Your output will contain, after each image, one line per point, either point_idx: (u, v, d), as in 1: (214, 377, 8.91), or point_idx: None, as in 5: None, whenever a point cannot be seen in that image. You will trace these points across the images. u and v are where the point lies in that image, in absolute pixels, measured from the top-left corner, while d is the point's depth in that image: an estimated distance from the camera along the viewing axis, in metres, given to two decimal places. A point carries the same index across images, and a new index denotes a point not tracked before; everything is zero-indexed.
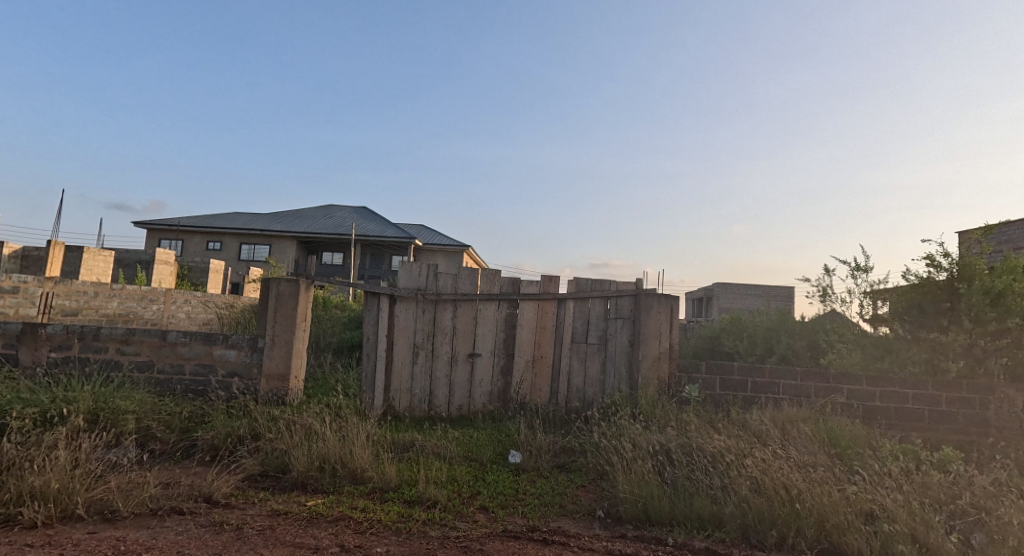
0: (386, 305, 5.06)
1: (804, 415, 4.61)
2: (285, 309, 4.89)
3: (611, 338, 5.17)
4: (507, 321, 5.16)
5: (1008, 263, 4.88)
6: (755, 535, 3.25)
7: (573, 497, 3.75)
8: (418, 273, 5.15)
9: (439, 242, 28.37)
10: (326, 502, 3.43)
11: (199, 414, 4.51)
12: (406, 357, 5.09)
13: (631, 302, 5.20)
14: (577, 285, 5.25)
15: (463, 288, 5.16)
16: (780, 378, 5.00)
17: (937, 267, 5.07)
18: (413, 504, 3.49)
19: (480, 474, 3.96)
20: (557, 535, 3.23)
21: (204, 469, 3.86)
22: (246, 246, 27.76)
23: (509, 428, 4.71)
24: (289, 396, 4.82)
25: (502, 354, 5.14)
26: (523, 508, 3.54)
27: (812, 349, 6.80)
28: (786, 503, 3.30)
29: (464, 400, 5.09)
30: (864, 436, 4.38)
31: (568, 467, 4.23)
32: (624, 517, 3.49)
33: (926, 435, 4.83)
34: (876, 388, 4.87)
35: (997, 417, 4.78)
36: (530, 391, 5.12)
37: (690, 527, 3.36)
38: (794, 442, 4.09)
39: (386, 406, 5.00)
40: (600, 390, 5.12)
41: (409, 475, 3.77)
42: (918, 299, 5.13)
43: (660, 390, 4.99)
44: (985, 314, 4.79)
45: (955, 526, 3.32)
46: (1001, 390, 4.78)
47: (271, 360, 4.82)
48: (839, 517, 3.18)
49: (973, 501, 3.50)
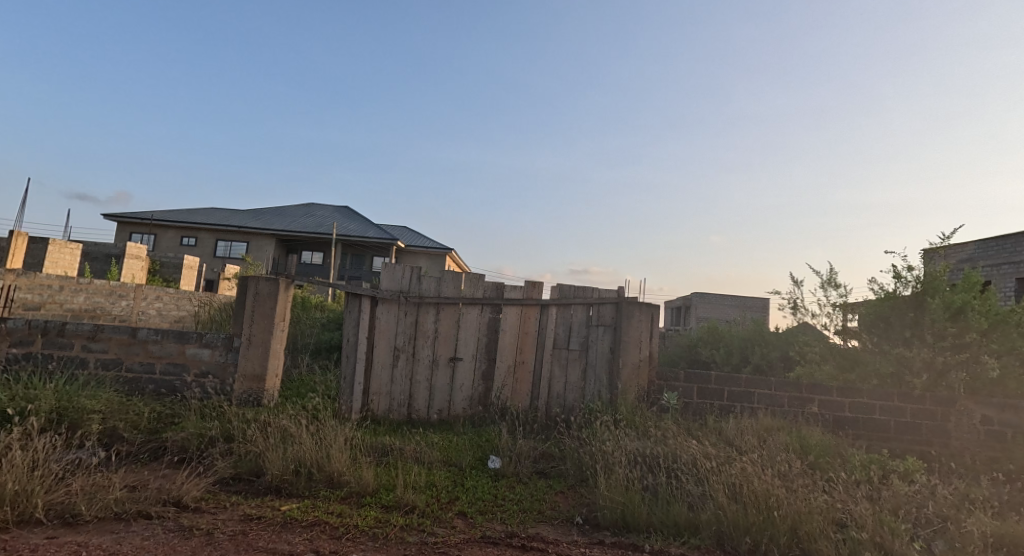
0: (367, 306, 5.06)
1: (778, 425, 4.71)
2: (263, 308, 4.86)
3: (593, 344, 5.24)
4: (489, 326, 5.20)
5: (967, 281, 5.22)
6: (730, 542, 3.33)
7: (551, 504, 3.79)
8: (401, 274, 5.16)
9: (422, 245, 28.33)
10: (302, 507, 3.43)
11: (169, 415, 4.47)
12: (387, 360, 5.08)
13: (612, 309, 5.27)
14: (560, 292, 5.28)
15: (446, 291, 5.19)
16: (755, 387, 5.09)
17: (904, 282, 5.31)
18: (391, 509, 3.50)
19: (459, 480, 3.97)
20: (535, 541, 3.26)
21: (173, 472, 3.82)
22: (222, 244, 27.41)
23: (490, 433, 4.73)
24: (265, 397, 4.79)
25: (483, 359, 5.17)
26: (502, 514, 3.57)
27: (785, 360, 6.99)
28: (761, 512, 3.38)
29: (444, 404, 5.09)
30: (834, 445, 4.49)
31: (547, 474, 4.26)
32: (602, 523, 3.54)
33: (892, 446, 4.94)
34: (845, 399, 4.98)
35: (958, 429, 4.90)
36: (510, 396, 5.15)
37: (667, 534, 3.42)
38: (768, 450, 4.19)
39: (365, 408, 4.99)
40: (581, 396, 5.18)
41: (387, 480, 3.78)
42: (884, 312, 5.34)
43: (639, 397, 5.07)
44: (946, 328, 5.03)
45: (919, 533, 3.41)
46: (962, 403, 4.91)
47: (247, 361, 4.79)
48: (811, 525, 3.25)
49: (937, 510, 3.61)
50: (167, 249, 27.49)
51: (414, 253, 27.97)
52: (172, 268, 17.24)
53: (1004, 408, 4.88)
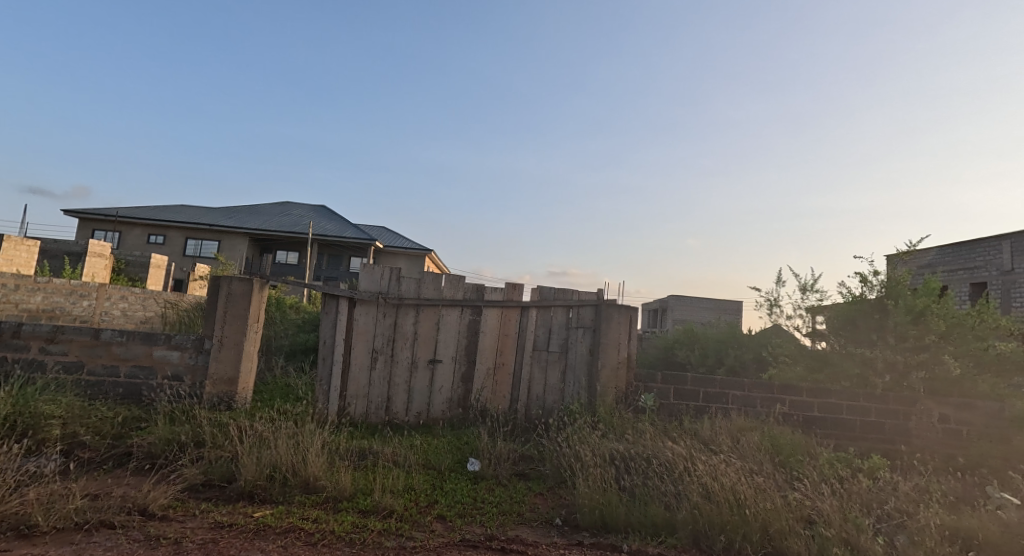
0: (345, 307, 5.07)
1: (751, 426, 4.84)
2: (236, 308, 4.84)
3: (572, 346, 5.32)
4: (469, 328, 5.24)
5: (928, 286, 5.42)
6: (705, 540, 3.42)
7: (530, 505, 3.85)
8: (380, 275, 5.19)
9: (402, 246, 28.21)
10: (275, 513, 3.43)
11: (136, 419, 4.42)
12: (365, 362, 5.10)
13: (592, 311, 5.36)
14: (540, 294, 5.36)
15: (426, 293, 5.22)
16: (730, 388, 5.22)
17: (869, 286, 5.50)
18: (368, 514, 3.53)
19: (438, 483, 4.02)
20: (514, 543, 3.32)
21: (139, 479, 3.79)
22: (192, 243, 26.91)
23: (469, 436, 4.78)
24: (237, 399, 4.77)
25: (463, 361, 5.21)
26: (481, 517, 3.62)
27: (758, 361, 7.17)
28: (734, 509, 3.49)
29: (422, 406, 5.12)
30: (804, 444, 4.65)
31: (527, 476, 4.34)
32: (581, 524, 3.61)
33: (858, 444, 5.08)
34: (815, 399, 5.13)
35: (918, 427, 5.07)
36: (489, 398, 5.20)
37: (645, 534, 3.50)
38: (742, 450, 4.33)
39: (342, 411, 5.00)
40: (560, 398, 5.25)
41: (364, 484, 3.81)
42: (852, 315, 5.52)
43: (618, 399, 5.16)
44: (907, 331, 5.23)
45: (881, 528, 3.55)
46: (922, 402, 5.08)
47: (218, 363, 4.77)
48: (782, 523, 3.39)
49: (898, 505, 3.76)
50: (134, 247, 26.82)
51: (393, 255, 27.81)
52: (138, 267, 16.95)
53: (961, 408, 5.08)
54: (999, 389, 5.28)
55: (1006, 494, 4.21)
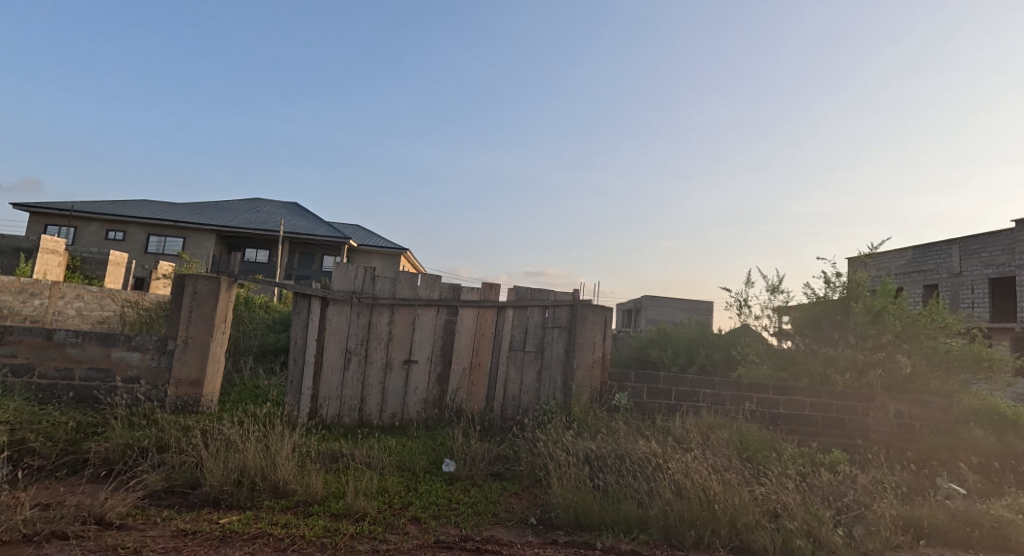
0: (318, 308, 5.07)
1: (721, 423, 4.97)
2: (202, 308, 4.79)
3: (548, 346, 5.40)
4: (445, 328, 5.29)
5: (886, 287, 5.64)
6: (676, 536, 3.52)
7: (505, 505, 3.92)
8: (354, 275, 5.19)
9: (378, 245, 28.03)
10: (242, 519, 3.43)
11: (92, 424, 4.35)
12: (338, 362, 5.10)
13: (567, 311, 5.45)
14: (517, 294, 5.44)
15: (401, 293, 5.25)
16: (701, 387, 5.36)
17: (831, 287, 5.70)
18: (340, 517, 3.55)
19: (412, 484, 4.05)
20: (489, 543, 3.38)
21: (95, 487, 3.75)
22: (155, 239, 26.33)
23: (444, 437, 4.83)
24: (202, 402, 4.73)
25: (439, 361, 5.25)
26: (456, 518, 3.67)
27: (727, 360, 7.36)
28: (704, 505, 3.62)
29: (397, 407, 5.15)
30: (770, 440, 4.81)
31: (502, 475, 4.40)
32: (555, 523, 3.68)
33: (821, 439, 5.26)
34: (781, 397, 5.30)
35: (875, 422, 5.28)
36: (465, 398, 5.24)
37: (618, 531, 3.58)
38: (712, 447, 4.46)
39: (314, 413, 4.99)
40: (535, 397, 5.33)
41: (336, 487, 3.83)
42: (815, 315, 5.71)
43: (593, 398, 5.26)
44: (866, 331, 5.45)
45: (841, 520, 3.70)
46: (879, 399, 5.29)
47: (182, 365, 4.73)
48: (748, 517, 3.53)
49: (856, 497, 3.94)
50: (91, 243, 26.16)
51: (368, 254, 27.61)
52: (96, 265, 16.48)
53: (915, 404, 5.31)
54: (947, 385, 5.55)
55: (953, 485, 4.49)
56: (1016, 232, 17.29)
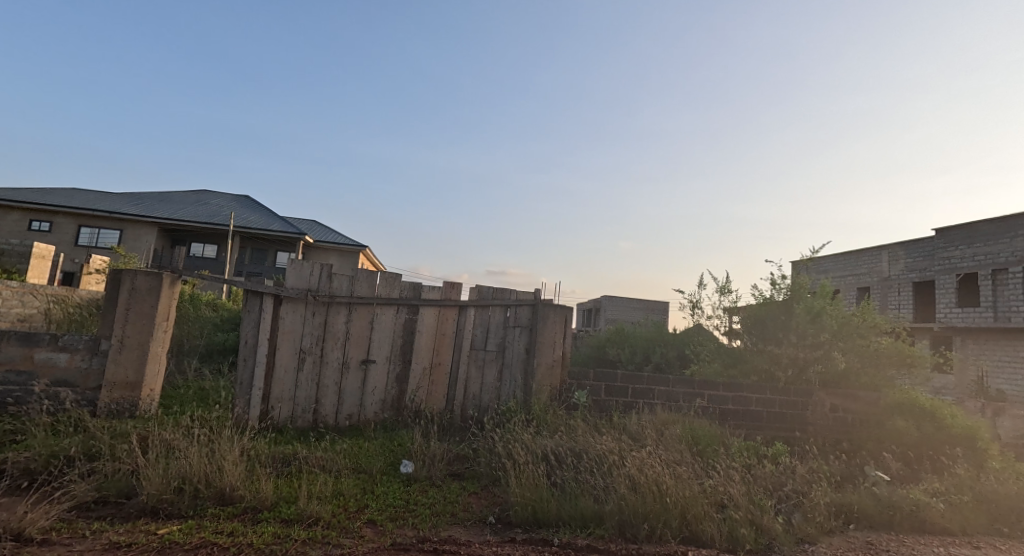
0: (270, 305, 4.97)
1: (674, 419, 5.18)
2: (142, 306, 4.69)
3: (509, 345, 5.51)
4: (405, 327, 5.33)
5: (824, 290, 6.02)
6: (629, 529, 3.67)
7: (464, 505, 4.00)
8: (310, 272, 5.13)
9: (338, 241, 27.63)
10: (184, 529, 3.39)
11: (12, 433, 4.21)
12: (291, 363, 5.04)
13: (529, 311, 5.57)
14: (479, 294, 5.51)
15: (359, 291, 5.25)
16: (656, 384, 5.56)
17: (777, 288, 6.02)
18: (293, 523, 3.57)
19: (369, 487, 4.10)
20: (447, 544, 3.47)
21: (15, 500, 3.62)
22: (88, 231, 25.18)
23: (402, 437, 4.88)
24: (139, 405, 4.66)
25: (398, 361, 5.30)
26: (414, 519, 3.73)
27: (681, 358, 7.63)
28: (658, 499, 3.78)
29: (354, 408, 5.16)
30: (719, 435, 5.05)
31: (461, 475, 4.49)
32: (513, 521, 3.79)
33: (764, 433, 5.54)
34: (730, 393, 5.56)
35: (813, 416, 5.58)
36: (425, 399, 5.31)
37: (575, 526, 3.72)
38: (665, 442, 4.65)
39: (264, 416, 4.93)
40: (496, 397, 5.43)
41: (288, 492, 3.84)
42: (762, 316, 6.03)
43: (552, 396, 5.39)
44: (807, 330, 5.79)
45: (781, 508, 3.95)
46: (817, 394, 5.60)
47: (118, 367, 4.62)
48: (698, 508, 3.72)
49: (795, 487, 4.20)
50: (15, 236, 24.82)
51: (326, 250, 27.17)
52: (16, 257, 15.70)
53: (848, 398, 5.62)
54: (877, 379, 5.88)
55: (878, 472, 4.88)
56: (935, 237, 18.58)
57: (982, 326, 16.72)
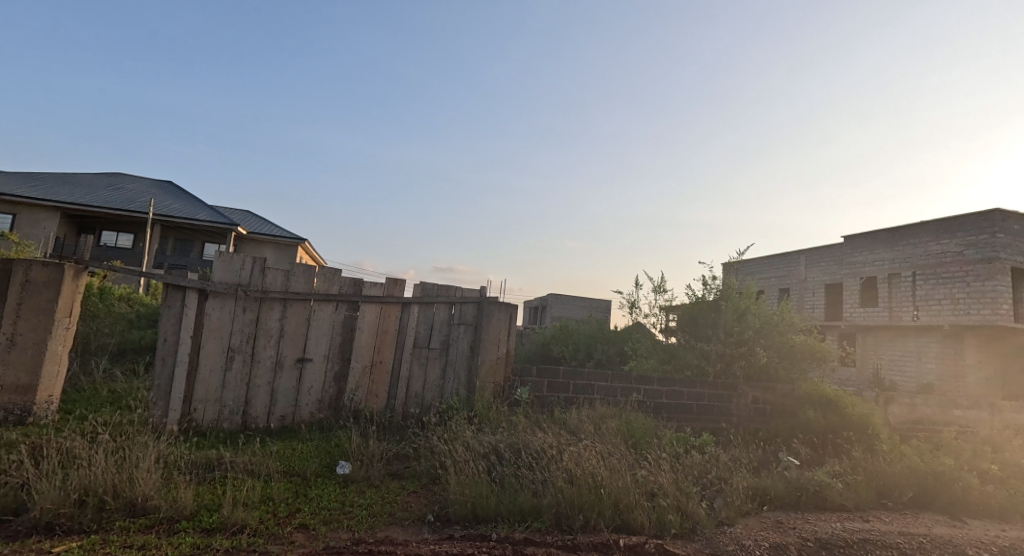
0: (194, 300, 4.87)
1: (611, 413, 5.42)
2: (37, 302, 4.44)
3: (453, 343, 5.60)
4: (344, 324, 5.34)
5: (749, 290, 6.42)
6: (565, 521, 3.85)
7: (403, 504, 4.08)
8: (239, 265, 5.04)
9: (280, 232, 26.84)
10: (86, 544, 3.16)
11: None
12: (217, 362, 4.95)
13: (474, 308, 5.68)
14: (423, 290, 5.57)
15: (295, 287, 5.20)
16: (595, 380, 5.79)
17: (708, 289, 6.36)
18: (215, 532, 3.42)
19: (302, 490, 4.07)
20: (384, 544, 3.52)
21: None
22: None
23: (339, 438, 4.89)
24: (34, 409, 4.38)
25: (337, 360, 5.30)
26: (349, 521, 3.76)
27: (621, 355, 7.94)
28: (593, 490, 3.97)
29: (287, 410, 5.13)
30: (652, 427, 5.33)
31: (400, 475, 4.55)
32: (452, 518, 3.90)
33: (693, 424, 5.87)
34: (664, 387, 5.86)
35: (737, 408, 5.98)
36: (364, 398, 5.33)
37: (513, 521, 3.87)
38: (602, 436, 4.88)
39: (185, 418, 4.82)
40: (438, 394, 5.52)
41: (210, 500, 3.69)
42: (694, 314, 6.41)
43: (495, 393, 5.53)
44: (733, 328, 6.20)
45: (704, 494, 4.25)
46: (741, 387, 6.00)
47: (9, 368, 4.34)
48: (630, 498, 3.95)
49: (717, 474, 4.51)
50: None
51: (260, 242, 26.18)
52: None
53: (765, 390, 6.06)
54: (790, 373, 6.34)
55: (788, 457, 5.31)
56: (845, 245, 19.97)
57: (879, 324, 18.26)
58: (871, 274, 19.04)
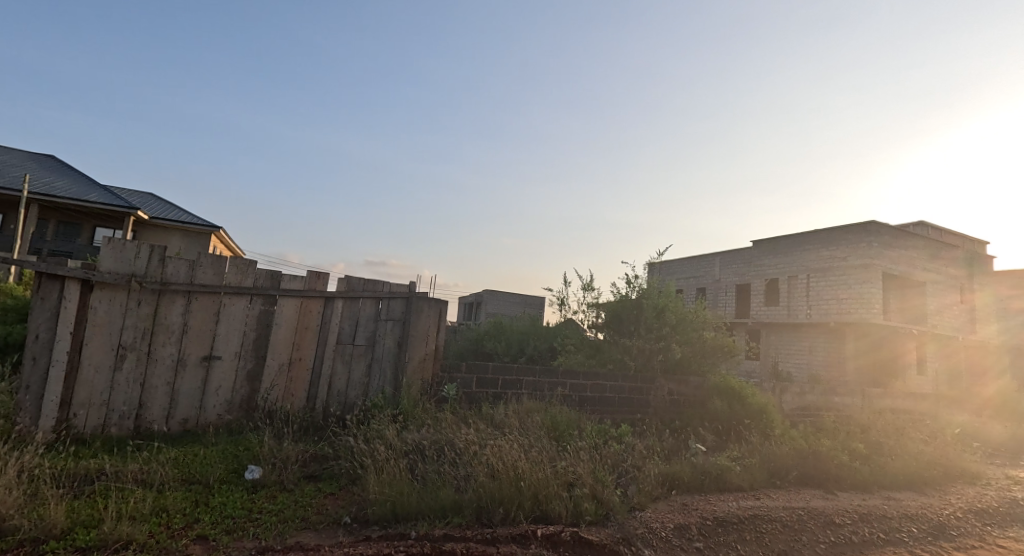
0: (76, 293, 4.39)
1: (536, 407, 5.41)
2: None
3: (379, 339, 5.40)
4: (260, 319, 5.02)
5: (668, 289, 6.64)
6: (486, 514, 3.78)
7: (318, 507, 3.87)
8: (133, 253, 4.58)
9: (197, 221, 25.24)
10: None
11: None
12: (105, 361, 4.51)
13: (402, 304, 5.51)
14: (348, 285, 5.34)
15: (202, 278, 4.83)
16: (524, 375, 5.76)
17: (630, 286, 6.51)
18: (92, 551, 3.10)
19: (203, 498, 3.77)
20: (293, 551, 3.32)
21: None
22: None
23: (249, 441, 4.59)
24: None
25: (250, 358, 4.98)
26: (256, 529, 3.51)
27: (552, 351, 7.99)
28: (513, 483, 3.93)
29: (191, 412, 4.76)
30: (575, 419, 5.37)
31: (317, 476, 4.33)
32: (370, 519, 3.72)
33: (614, 416, 5.97)
34: (588, 381, 5.92)
35: (655, 400, 6.14)
36: (281, 398, 5.04)
37: (434, 518, 3.73)
38: (528, 430, 4.85)
39: (65, 423, 4.36)
40: (363, 393, 5.30)
41: (88, 516, 3.33)
42: (618, 311, 6.56)
43: (422, 390, 5.39)
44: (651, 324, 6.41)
45: (620, 481, 4.31)
46: (659, 380, 6.17)
47: None
48: (549, 489, 3.94)
49: (633, 461, 4.61)
50: None
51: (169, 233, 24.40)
52: None
53: (680, 383, 6.27)
54: (701, 366, 6.57)
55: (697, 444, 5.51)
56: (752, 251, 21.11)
57: (777, 320, 19.48)
58: (773, 277, 20.23)
